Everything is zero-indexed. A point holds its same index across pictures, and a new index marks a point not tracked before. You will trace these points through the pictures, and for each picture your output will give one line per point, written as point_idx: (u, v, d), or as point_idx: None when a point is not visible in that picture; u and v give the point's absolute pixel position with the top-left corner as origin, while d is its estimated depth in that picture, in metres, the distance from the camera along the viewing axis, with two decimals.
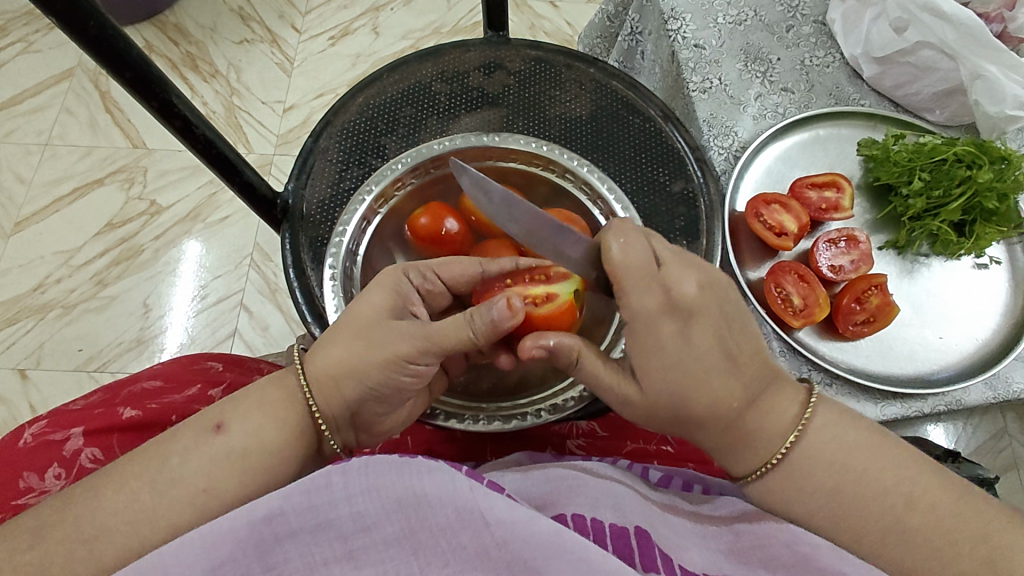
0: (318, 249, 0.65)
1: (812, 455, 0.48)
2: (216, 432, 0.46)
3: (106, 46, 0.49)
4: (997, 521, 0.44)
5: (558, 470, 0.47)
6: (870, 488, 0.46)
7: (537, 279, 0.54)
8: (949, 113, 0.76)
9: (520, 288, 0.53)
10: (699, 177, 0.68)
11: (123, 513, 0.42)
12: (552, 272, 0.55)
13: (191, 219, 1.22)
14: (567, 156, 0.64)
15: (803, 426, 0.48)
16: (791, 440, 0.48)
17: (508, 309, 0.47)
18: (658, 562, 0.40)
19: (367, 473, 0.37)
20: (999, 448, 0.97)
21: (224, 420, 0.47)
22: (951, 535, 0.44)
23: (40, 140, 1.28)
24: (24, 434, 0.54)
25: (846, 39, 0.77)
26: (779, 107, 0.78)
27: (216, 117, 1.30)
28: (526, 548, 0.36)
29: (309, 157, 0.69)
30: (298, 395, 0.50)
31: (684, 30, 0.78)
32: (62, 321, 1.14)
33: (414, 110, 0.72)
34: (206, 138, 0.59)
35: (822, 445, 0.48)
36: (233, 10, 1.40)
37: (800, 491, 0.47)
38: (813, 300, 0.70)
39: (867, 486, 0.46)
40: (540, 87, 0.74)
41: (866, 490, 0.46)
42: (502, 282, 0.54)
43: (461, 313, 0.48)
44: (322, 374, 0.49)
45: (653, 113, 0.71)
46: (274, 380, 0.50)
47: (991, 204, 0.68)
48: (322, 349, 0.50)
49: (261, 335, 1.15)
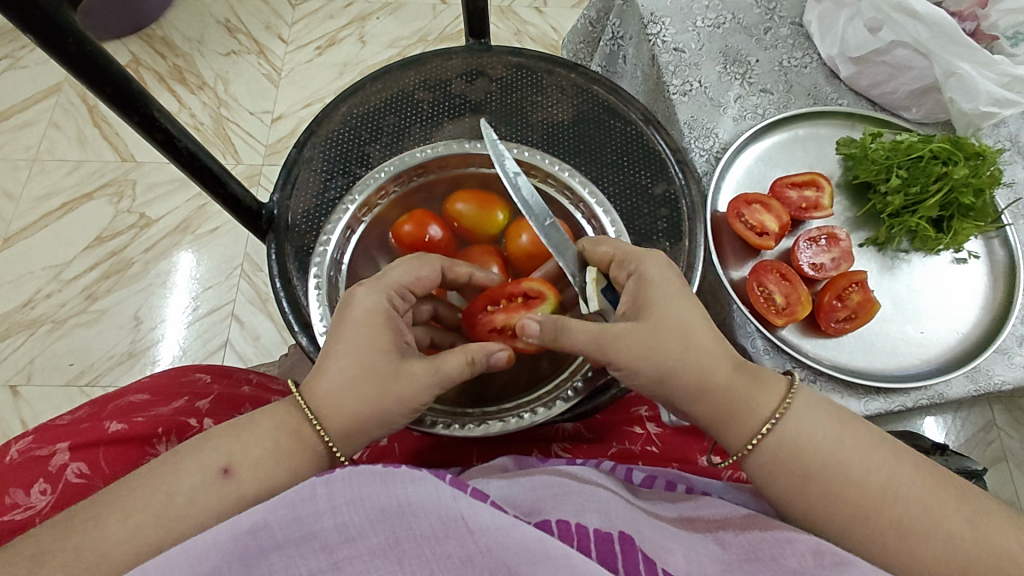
0: (304, 258, 0.65)
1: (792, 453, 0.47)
2: (223, 477, 0.44)
3: (86, 62, 0.49)
4: (986, 514, 0.44)
5: (545, 478, 0.48)
6: (862, 490, 0.45)
7: (516, 304, 0.57)
8: (925, 111, 0.77)
9: (504, 317, 0.56)
10: (680, 179, 0.69)
11: (126, 537, 0.41)
12: (527, 289, 0.57)
13: (180, 230, 1.23)
14: (550, 161, 0.64)
15: (795, 388, 0.49)
16: (788, 402, 0.48)
17: (506, 358, 0.51)
18: (641, 567, 0.40)
19: (352, 483, 0.38)
20: (988, 440, 0.98)
21: (231, 463, 0.45)
22: (935, 539, 0.43)
23: (28, 155, 1.28)
24: (10, 451, 0.55)
25: (822, 39, 0.79)
26: (758, 108, 0.79)
27: (204, 129, 1.30)
28: (508, 554, 0.36)
29: (294, 167, 0.69)
30: (303, 424, 0.48)
31: (663, 34, 0.79)
32: (53, 336, 1.15)
33: (398, 118, 0.73)
34: (189, 152, 0.59)
35: (814, 444, 0.47)
36: (219, 22, 1.41)
37: (797, 493, 0.47)
38: (795, 298, 0.71)
39: (863, 494, 0.45)
40: (521, 93, 0.75)
41: (860, 489, 0.45)
42: (485, 310, 0.58)
43: (463, 353, 0.50)
44: (327, 398, 0.48)
45: (634, 116, 0.72)
46: (266, 412, 0.48)
47: (968, 200, 0.69)
48: (320, 376, 0.49)
49: (252, 345, 1.15)
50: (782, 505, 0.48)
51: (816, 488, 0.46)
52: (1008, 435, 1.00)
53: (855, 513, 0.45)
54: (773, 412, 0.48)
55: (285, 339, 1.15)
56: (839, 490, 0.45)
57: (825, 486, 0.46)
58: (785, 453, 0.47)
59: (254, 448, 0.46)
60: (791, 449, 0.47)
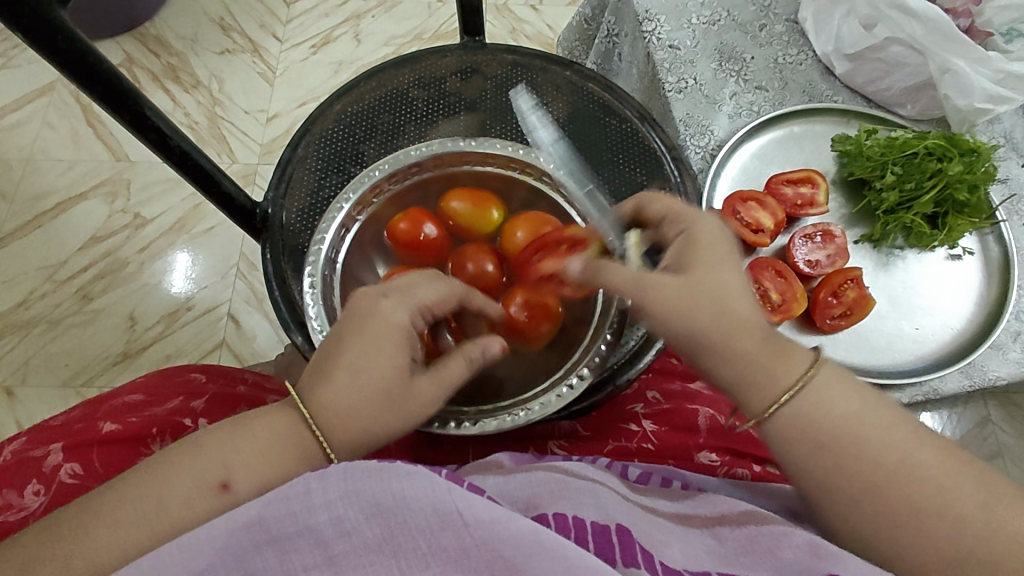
0: (300, 257, 0.65)
1: (818, 416, 0.46)
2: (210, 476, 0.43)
3: (74, 59, 0.49)
4: None
5: (542, 474, 0.47)
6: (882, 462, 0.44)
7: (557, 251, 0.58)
8: (920, 108, 0.77)
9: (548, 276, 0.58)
10: (675, 177, 0.69)
11: (111, 539, 0.40)
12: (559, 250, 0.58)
13: (176, 230, 1.22)
14: (544, 159, 0.63)
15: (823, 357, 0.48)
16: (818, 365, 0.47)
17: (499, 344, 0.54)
18: (639, 559, 0.40)
19: (346, 478, 0.37)
20: (983, 435, 0.99)
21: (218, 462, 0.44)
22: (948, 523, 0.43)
23: (22, 155, 1.27)
24: (5, 452, 0.55)
25: (817, 37, 0.78)
26: (753, 105, 0.79)
27: (199, 128, 1.30)
28: (504, 546, 0.37)
29: (288, 166, 0.69)
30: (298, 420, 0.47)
31: (659, 31, 0.79)
32: (47, 337, 1.14)
33: (393, 116, 0.73)
34: (181, 150, 0.59)
35: (837, 407, 0.46)
36: (214, 21, 1.40)
37: (818, 452, 0.46)
38: (791, 295, 0.71)
39: (882, 468, 0.44)
40: (516, 91, 0.74)
41: (877, 459, 0.44)
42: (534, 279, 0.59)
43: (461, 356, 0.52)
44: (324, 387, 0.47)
45: (629, 113, 0.72)
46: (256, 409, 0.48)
47: (962, 196, 0.69)
48: (321, 371, 0.48)
49: (249, 345, 1.14)
50: (802, 464, 0.46)
51: (834, 447, 0.45)
52: (1004, 431, 1.00)
53: (870, 478, 0.44)
54: (798, 378, 0.47)
55: (282, 339, 1.14)
56: (861, 458, 0.45)
57: (845, 456, 0.45)
58: (811, 413, 0.46)
59: (249, 443, 0.45)
60: (816, 412, 0.46)
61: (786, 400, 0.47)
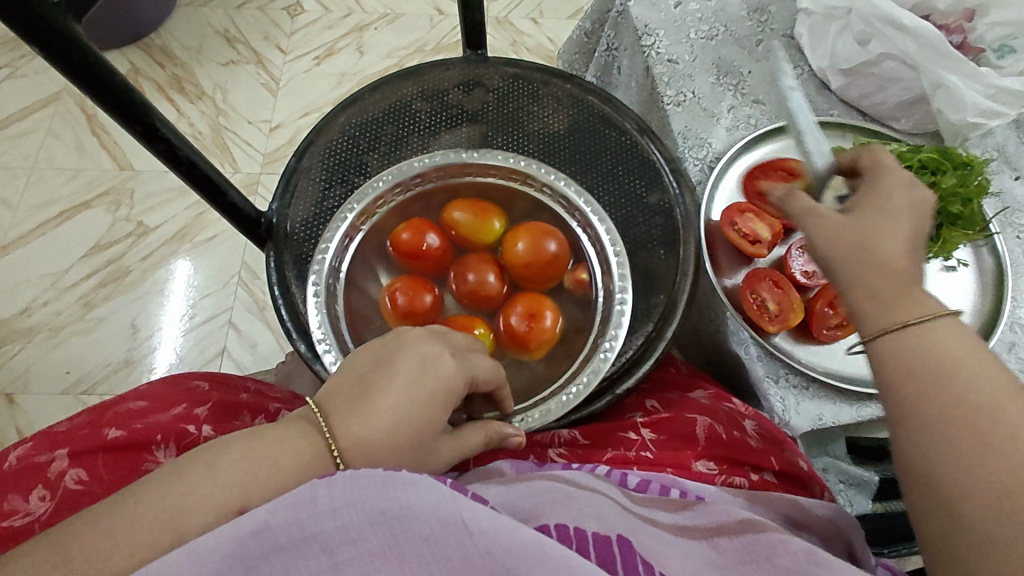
0: (303, 266, 0.66)
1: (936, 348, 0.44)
2: None
3: (87, 72, 0.50)
4: None
5: (543, 484, 0.48)
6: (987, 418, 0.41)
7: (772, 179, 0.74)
8: (914, 122, 0.78)
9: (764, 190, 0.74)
10: (674, 189, 0.70)
11: (109, 545, 0.38)
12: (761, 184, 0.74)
13: (179, 238, 1.23)
14: (545, 170, 0.64)
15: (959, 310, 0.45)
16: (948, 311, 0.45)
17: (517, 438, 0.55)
18: (640, 567, 0.41)
19: (353, 485, 0.38)
20: None
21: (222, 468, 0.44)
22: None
23: (27, 164, 1.29)
24: (10, 457, 0.56)
25: (813, 52, 0.80)
26: (750, 118, 0.80)
27: (203, 137, 1.31)
28: (507, 556, 0.37)
29: (293, 177, 0.70)
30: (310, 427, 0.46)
31: (658, 46, 0.81)
32: (49, 345, 1.14)
33: (396, 127, 0.74)
34: (189, 161, 0.60)
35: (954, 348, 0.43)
36: (218, 33, 1.42)
37: (928, 385, 0.43)
38: (788, 305, 0.70)
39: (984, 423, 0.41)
40: (517, 103, 0.76)
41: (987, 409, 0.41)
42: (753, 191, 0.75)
43: (485, 433, 0.53)
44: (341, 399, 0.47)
45: (629, 126, 0.73)
46: None
47: (956, 209, 0.70)
48: (344, 380, 0.48)
49: (250, 353, 1.15)
50: (910, 388, 0.44)
51: (934, 382, 0.43)
52: None
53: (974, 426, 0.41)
54: (936, 309, 0.45)
55: (282, 347, 1.15)
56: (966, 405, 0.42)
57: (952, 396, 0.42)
58: (915, 343, 0.44)
59: (248, 444, 0.43)
60: (933, 347, 0.44)
61: (918, 323, 0.44)
